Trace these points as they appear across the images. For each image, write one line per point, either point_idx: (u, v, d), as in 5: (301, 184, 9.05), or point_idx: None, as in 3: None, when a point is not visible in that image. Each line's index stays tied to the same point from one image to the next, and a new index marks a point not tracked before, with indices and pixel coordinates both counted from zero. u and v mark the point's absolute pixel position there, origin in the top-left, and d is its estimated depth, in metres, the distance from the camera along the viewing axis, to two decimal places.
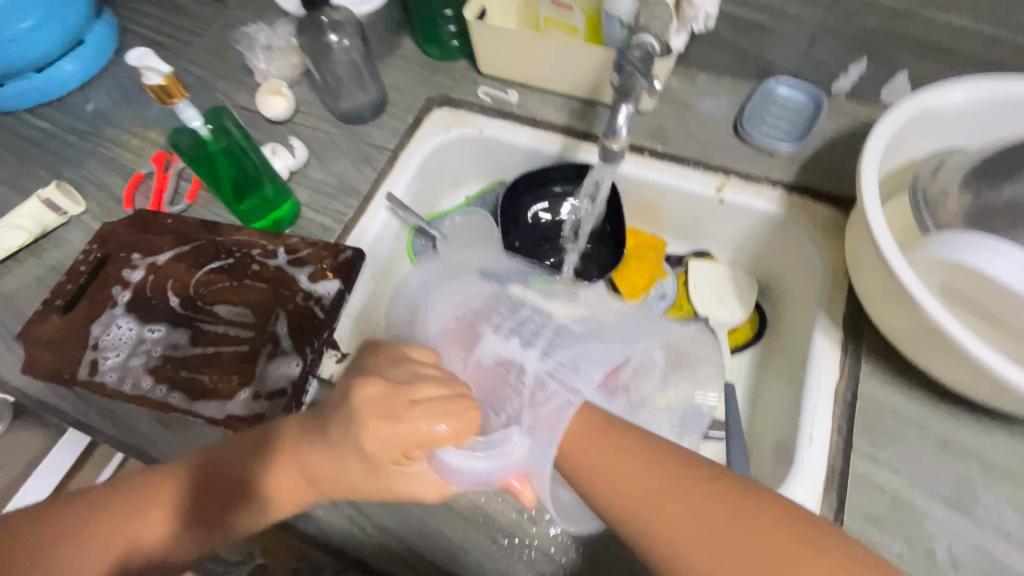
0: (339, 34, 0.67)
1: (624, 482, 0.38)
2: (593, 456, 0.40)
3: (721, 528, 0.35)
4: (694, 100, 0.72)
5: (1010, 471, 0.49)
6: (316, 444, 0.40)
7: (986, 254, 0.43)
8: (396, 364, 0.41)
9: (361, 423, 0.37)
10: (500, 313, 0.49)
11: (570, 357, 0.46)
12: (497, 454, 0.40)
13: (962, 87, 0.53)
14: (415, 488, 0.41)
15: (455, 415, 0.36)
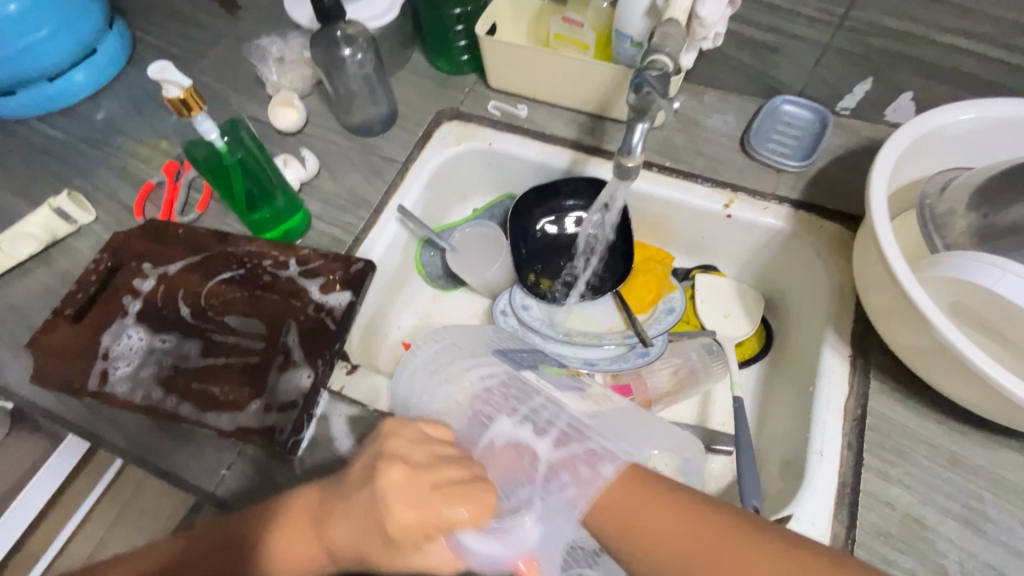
0: (352, 48, 0.68)
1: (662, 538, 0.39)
2: (634, 514, 0.41)
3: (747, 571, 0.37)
4: (701, 116, 0.73)
5: (1021, 489, 0.48)
6: (338, 518, 0.42)
7: (997, 273, 0.43)
8: (416, 443, 0.42)
9: (387, 509, 0.38)
10: (511, 398, 0.48)
11: (582, 451, 0.44)
12: (510, 539, 0.40)
13: (970, 108, 0.54)
14: (422, 562, 0.40)
15: (472, 502, 0.39)
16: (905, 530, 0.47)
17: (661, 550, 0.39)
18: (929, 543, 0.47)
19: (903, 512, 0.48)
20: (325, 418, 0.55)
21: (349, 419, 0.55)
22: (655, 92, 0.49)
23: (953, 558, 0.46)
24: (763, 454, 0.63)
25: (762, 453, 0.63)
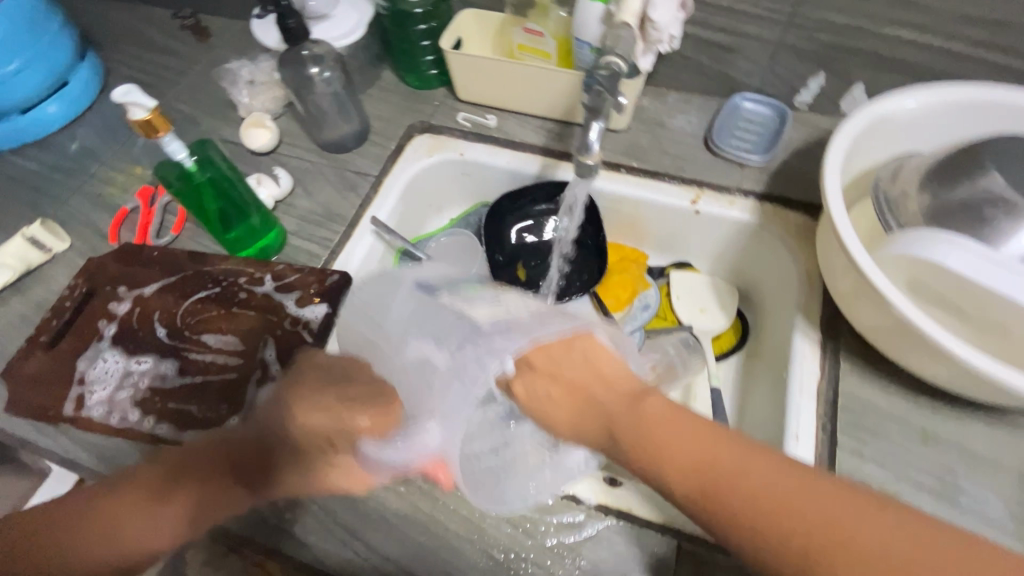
0: (320, 67, 0.70)
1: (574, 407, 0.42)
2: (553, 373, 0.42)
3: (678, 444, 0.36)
4: (665, 117, 0.75)
5: (991, 459, 0.50)
6: (283, 421, 0.43)
7: (944, 248, 0.45)
8: (327, 370, 0.44)
9: (297, 413, 0.42)
10: (426, 326, 0.45)
11: (465, 357, 0.41)
12: (414, 447, 0.40)
13: (912, 96, 0.56)
14: (344, 481, 0.44)
15: (376, 413, 0.41)
16: None
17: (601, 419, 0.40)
18: None
19: (879, 488, 0.49)
20: None
21: None
22: (608, 93, 0.52)
23: None
24: None
25: None
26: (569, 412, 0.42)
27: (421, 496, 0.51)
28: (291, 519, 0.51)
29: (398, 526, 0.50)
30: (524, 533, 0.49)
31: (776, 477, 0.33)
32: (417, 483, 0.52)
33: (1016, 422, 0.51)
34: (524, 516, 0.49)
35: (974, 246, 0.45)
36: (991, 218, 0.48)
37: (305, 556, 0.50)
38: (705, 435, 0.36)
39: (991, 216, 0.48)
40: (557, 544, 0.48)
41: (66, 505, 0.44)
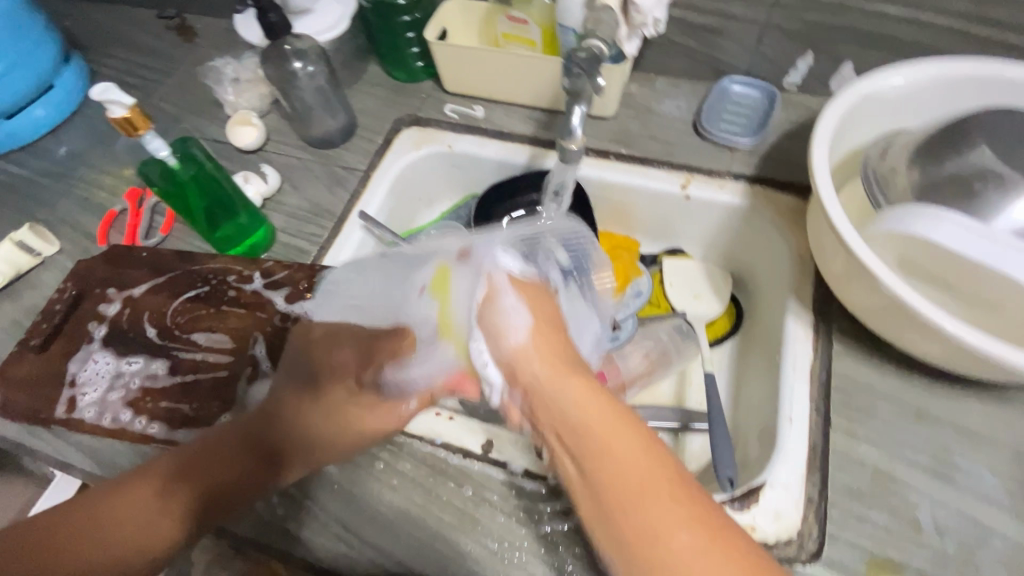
0: (303, 61, 0.69)
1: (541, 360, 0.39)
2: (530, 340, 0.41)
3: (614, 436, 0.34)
4: (654, 103, 0.75)
5: (985, 435, 0.49)
6: (303, 369, 0.51)
7: (933, 223, 0.45)
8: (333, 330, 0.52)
9: (316, 354, 0.52)
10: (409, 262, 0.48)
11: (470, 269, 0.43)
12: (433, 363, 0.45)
13: (899, 72, 0.56)
14: (368, 426, 0.50)
15: (396, 342, 0.47)
16: (876, 486, 0.48)
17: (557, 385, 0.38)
18: (899, 496, 0.47)
19: (873, 468, 0.48)
20: None
21: None
22: (586, 77, 0.51)
23: (924, 508, 0.46)
24: (739, 429, 0.63)
25: (740, 426, 0.63)
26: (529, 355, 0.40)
27: (415, 488, 0.51)
28: (285, 514, 0.51)
29: (391, 519, 0.50)
30: (518, 522, 0.49)
31: (642, 469, 0.32)
32: (410, 475, 0.52)
33: (1011, 398, 0.51)
34: (518, 505, 0.49)
35: (964, 219, 0.44)
36: (980, 192, 0.47)
37: (299, 551, 0.50)
38: (623, 423, 0.34)
39: (981, 190, 0.47)
40: (553, 531, 0.48)
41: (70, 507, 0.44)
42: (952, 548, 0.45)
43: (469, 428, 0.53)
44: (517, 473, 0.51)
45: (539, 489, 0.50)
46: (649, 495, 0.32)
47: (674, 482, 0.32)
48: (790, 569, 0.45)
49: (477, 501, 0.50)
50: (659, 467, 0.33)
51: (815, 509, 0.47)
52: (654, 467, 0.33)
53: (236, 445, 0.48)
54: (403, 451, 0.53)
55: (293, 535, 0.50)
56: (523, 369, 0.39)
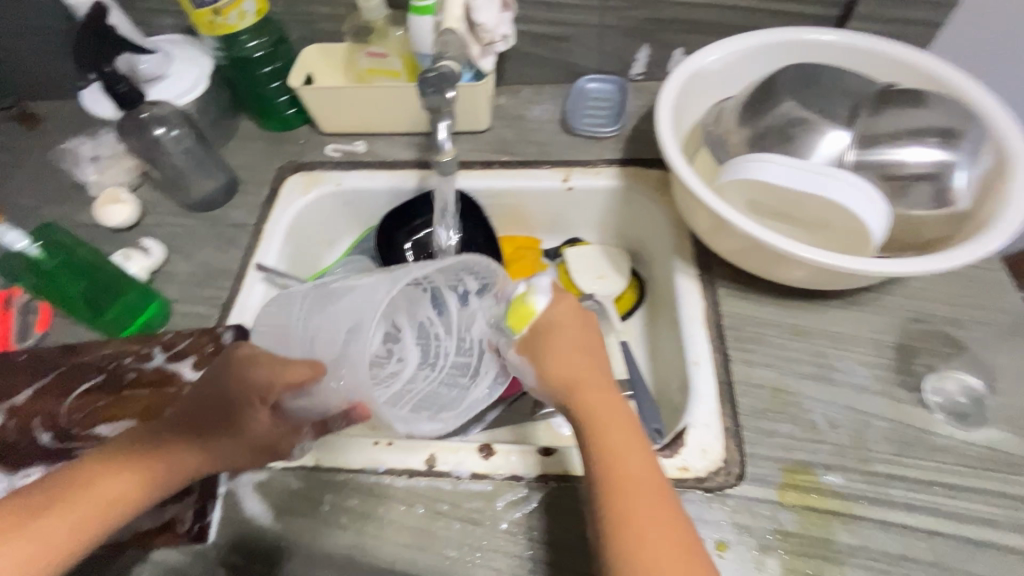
0: (166, 126, 0.68)
1: (621, 456, 0.43)
2: (612, 427, 0.45)
3: (670, 544, 0.39)
4: (524, 110, 0.80)
5: (850, 336, 0.57)
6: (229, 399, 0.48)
7: (766, 169, 0.52)
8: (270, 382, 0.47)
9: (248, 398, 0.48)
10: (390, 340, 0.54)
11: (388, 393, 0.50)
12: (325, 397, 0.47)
13: (714, 50, 0.64)
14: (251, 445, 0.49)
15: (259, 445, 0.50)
16: (777, 401, 0.54)
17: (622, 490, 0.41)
18: (797, 406, 0.53)
19: (771, 387, 0.55)
20: (231, 494, 0.52)
21: (257, 485, 0.52)
22: (436, 92, 0.55)
23: (818, 410, 0.53)
24: (661, 386, 0.68)
25: (661, 381, 0.69)
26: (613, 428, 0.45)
27: (366, 521, 0.50)
28: None
29: (347, 557, 0.49)
30: (475, 523, 0.50)
31: None
32: (359, 509, 0.51)
33: (862, 301, 0.59)
34: (471, 508, 0.50)
35: (788, 161, 0.52)
36: (796, 134, 0.56)
37: None
38: (679, 534, 0.40)
39: (795, 134, 0.56)
40: (509, 524, 0.49)
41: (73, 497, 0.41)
42: (847, 437, 0.52)
43: (409, 448, 0.53)
44: (464, 477, 0.52)
45: (487, 488, 0.51)
46: (654, 521, 0.40)
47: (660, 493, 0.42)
48: (723, 494, 0.49)
49: (431, 516, 0.50)
50: (651, 493, 0.41)
51: (732, 436, 0.52)
52: (656, 501, 0.41)
53: (226, 437, 0.48)
54: (348, 487, 0.52)
55: None
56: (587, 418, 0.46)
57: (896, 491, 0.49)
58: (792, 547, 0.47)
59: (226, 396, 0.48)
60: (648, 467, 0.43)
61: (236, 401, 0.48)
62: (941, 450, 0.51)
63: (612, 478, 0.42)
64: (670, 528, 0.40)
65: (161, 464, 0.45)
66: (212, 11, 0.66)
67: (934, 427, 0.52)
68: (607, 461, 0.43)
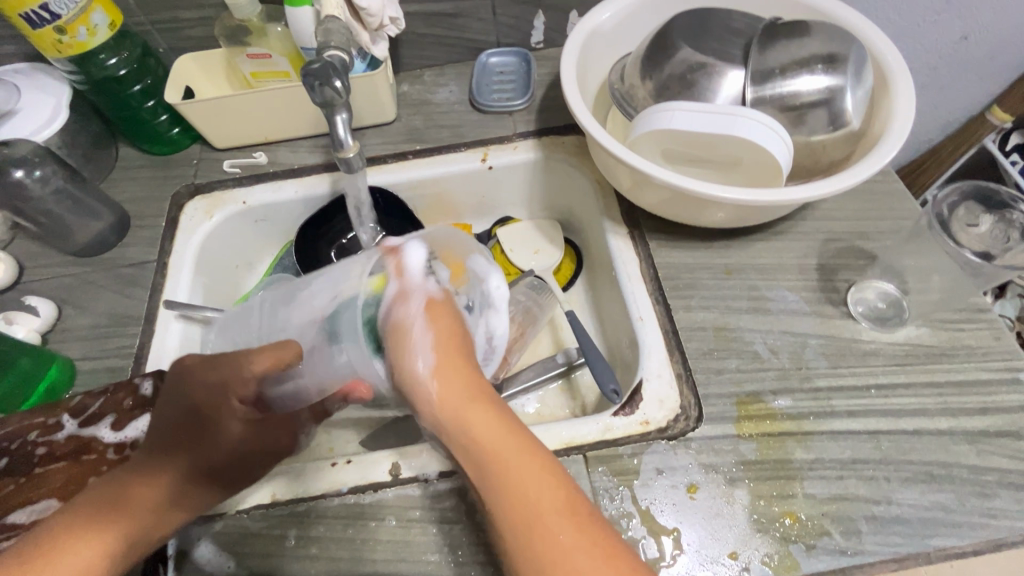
0: (26, 167, 0.60)
1: (484, 439, 0.39)
2: (467, 411, 0.40)
3: (555, 511, 0.36)
4: (430, 95, 0.77)
5: (776, 265, 0.60)
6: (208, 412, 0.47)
7: (674, 117, 0.53)
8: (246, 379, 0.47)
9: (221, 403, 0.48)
10: None
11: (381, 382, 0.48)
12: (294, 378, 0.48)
13: (606, 6, 0.64)
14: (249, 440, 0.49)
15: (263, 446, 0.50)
16: (722, 340, 0.56)
17: (492, 477, 0.38)
18: (740, 340, 0.55)
19: (714, 328, 0.56)
20: (183, 553, 0.48)
21: (211, 536, 0.48)
22: (325, 84, 0.50)
23: (760, 341, 0.55)
24: (612, 347, 0.69)
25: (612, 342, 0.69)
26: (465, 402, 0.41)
27: (337, 545, 0.48)
28: None
29: None
30: (452, 521, 0.48)
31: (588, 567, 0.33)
32: (328, 535, 0.48)
33: (781, 230, 0.62)
34: (445, 507, 0.49)
35: (692, 107, 0.53)
36: (695, 80, 0.57)
37: None
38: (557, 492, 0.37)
39: (695, 79, 0.57)
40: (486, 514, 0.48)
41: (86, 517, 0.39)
42: (788, 360, 0.54)
43: (370, 461, 0.51)
44: (432, 478, 0.50)
45: (457, 483, 0.50)
46: (568, 544, 0.34)
47: (573, 509, 0.36)
48: (686, 438, 0.51)
49: (405, 525, 0.48)
50: (543, 482, 0.37)
51: (686, 382, 0.54)
52: (568, 521, 0.35)
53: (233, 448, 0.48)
54: (312, 516, 0.49)
55: None
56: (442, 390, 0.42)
57: (839, 401, 0.52)
58: (756, 474, 0.49)
59: (190, 407, 0.47)
60: (505, 438, 0.39)
61: (209, 408, 0.48)
62: (871, 355, 0.54)
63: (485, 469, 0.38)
64: (552, 493, 0.36)
65: (139, 493, 0.42)
66: (55, 30, 0.58)
67: (862, 335, 0.55)
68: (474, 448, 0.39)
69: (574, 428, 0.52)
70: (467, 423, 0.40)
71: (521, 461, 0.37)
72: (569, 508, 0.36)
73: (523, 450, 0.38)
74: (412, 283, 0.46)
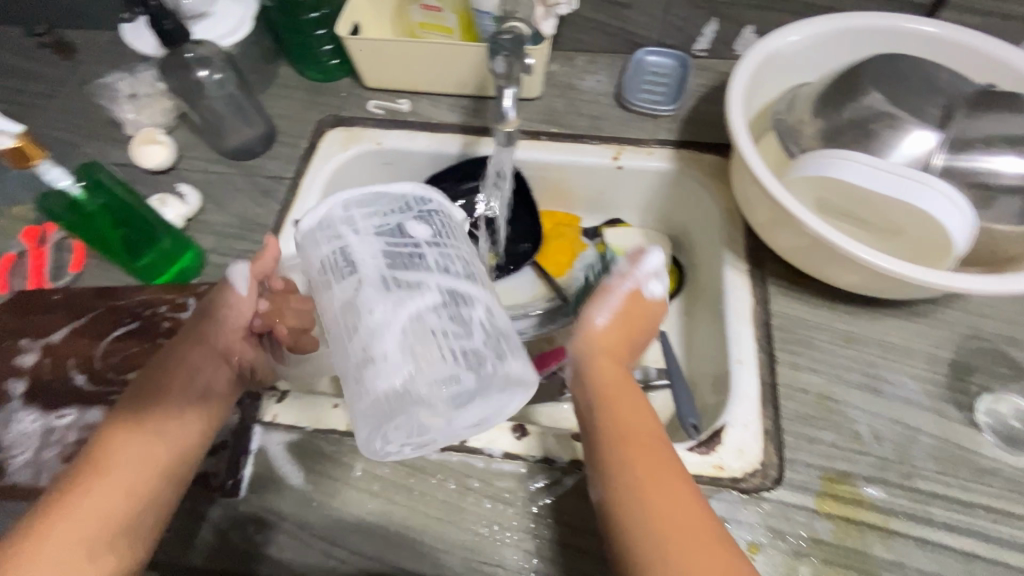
0: (209, 69, 0.65)
1: (617, 401, 0.46)
2: (609, 373, 0.49)
3: (659, 463, 0.42)
4: (577, 79, 0.76)
5: (904, 348, 0.55)
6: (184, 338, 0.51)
7: (844, 165, 0.49)
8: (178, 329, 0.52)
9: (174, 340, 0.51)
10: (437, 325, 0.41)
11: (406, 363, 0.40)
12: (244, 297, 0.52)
13: (794, 30, 0.60)
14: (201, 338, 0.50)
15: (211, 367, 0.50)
16: (822, 408, 0.52)
17: (615, 419, 0.45)
18: (843, 415, 0.52)
19: (817, 394, 0.53)
20: (263, 451, 0.52)
21: (289, 446, 0.53)
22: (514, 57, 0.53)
23: (864, 421, 0.52)
24: (695, 378, 0.67)
25: (695, 374, 0.67)
26: (609, 361, 0.50)
27: (396, 490, 0.50)
28: (263, 542, 0.49)
29: (376, 524, 0.49)
30: (505, 502, 0.50)
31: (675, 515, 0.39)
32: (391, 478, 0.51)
33: (917, 312, 0.57)
34: (504, 487, 0.50)
35: (869, 159, 0.49)
36: (877, 131, 0.52)
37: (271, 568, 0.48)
38: (658, 446, 0.43)
39: (875, 130, 0.52)
40: (538, 508, 0.49)
41: (55, 535, 0.39)
42: (890, 451, 0.50)
43: None
44: (496, 456, 0.51)
45: (519, 468, 0.51)
46: (662, 469, 0.42)
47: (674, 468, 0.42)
48: (759, 496, 0.49)
49: (462, 492, 0.50)
50: (648, 438, 0.44)
51: (773, 439, 0.51)
52: (658, 462, 0.42)
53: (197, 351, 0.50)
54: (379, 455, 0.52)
55: (261, 553, 0.49)
56: (600, 346, 0.52)
57: (938, 511, 0.48)
58: (825, 555, 0.46)
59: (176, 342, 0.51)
60: (630, 404, 0.46)
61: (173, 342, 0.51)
62: (987, 473, 0.49)
63: (603, 409, 0.46)
64: (654, 450, 0.43)
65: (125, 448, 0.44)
66: None
67: (983, 448, 0.50)
68: (605, 385, 0.48)
69: None
70: (604, 373, 0.49)
71: (640, 418, 0.45)
72: (668, 465, 0.42)
73: (642, 413, 0.46)
74: (641, 276, 0.55)
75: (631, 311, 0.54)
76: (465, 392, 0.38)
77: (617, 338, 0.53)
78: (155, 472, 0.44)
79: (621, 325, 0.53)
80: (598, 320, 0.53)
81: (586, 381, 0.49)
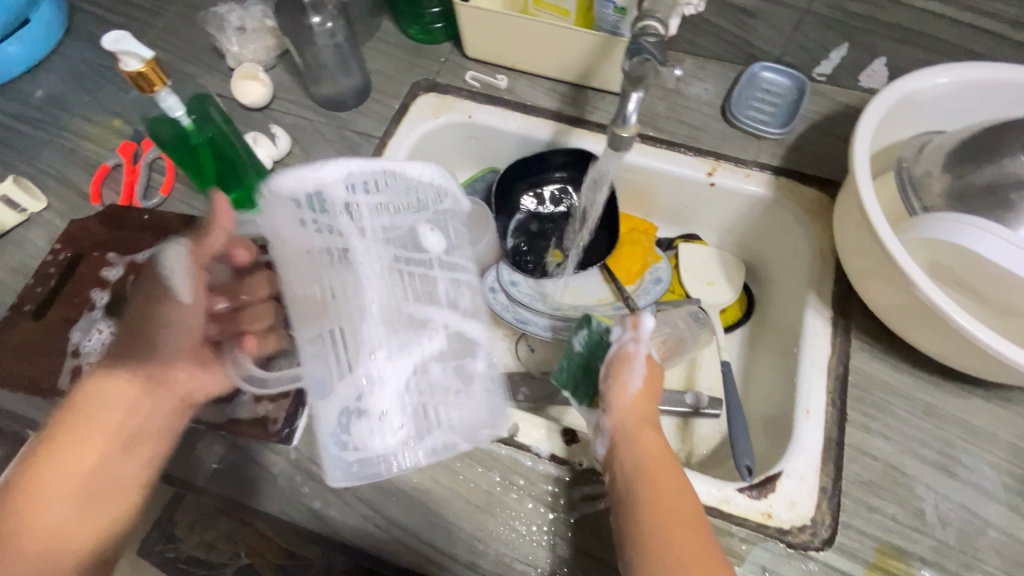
0: (321, 16, 0.65)
1: (657, 479, 0.44)
2: (648, 446, 0.47)
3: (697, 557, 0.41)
4: (683, 84, 0.73)
5: (986, 433, 0.52)
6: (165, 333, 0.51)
7: (975, 233, 0.46)
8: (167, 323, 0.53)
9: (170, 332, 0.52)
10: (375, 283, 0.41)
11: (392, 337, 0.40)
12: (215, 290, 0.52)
13: (940, 74, 0.55)
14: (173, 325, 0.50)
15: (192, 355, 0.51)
16: (887, 478, 0.50)
17: (655, 502, 0.43)
18: (909, 489, 0.50)
19: (884, 462, 0.51)
20: None
21: None
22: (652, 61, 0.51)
23: (930, 500, 0.49)
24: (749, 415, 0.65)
25: (749, 410, 0.66)
26: (646, 434, 0.48)
27: (441, 470, 0.51)
28: (308, 493, 0.51)
29: (416, 499, 0.50)
30: (545, 505, 0.50)
31: None
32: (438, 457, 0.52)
33: (1010, 397, 0.54)
34: (547, 489, 0.50)
35: (1006, 233, 0.45)
36: (1015, 201, 0.48)
37: (311, 518, 0.50)
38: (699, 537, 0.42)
39: (1013, 200, 0.48)
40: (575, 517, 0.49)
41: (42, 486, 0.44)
42: (953, 537, 0.48)
43: None
44: (543, 456, 0.51)
45: (563, 475, 0.50)
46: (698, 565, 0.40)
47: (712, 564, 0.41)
48: (805, 554, 0.47)
49: (505, 486, 0.50)
50: (686, 525, 0.42)
51: (829, 498, 0.49)
52: (697, 550, 0.41)
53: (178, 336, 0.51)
54: None
55: (303, 503, 0.51)
56: (627, 414, 0.49)
57: None
58: None
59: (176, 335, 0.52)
60: (670, 484, 0.44)
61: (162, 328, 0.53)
62: None
63: (641, 491, 0.44)
64: (695, 542, 0.41)
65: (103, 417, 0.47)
66: None
67: None
68: (639, 463, 0.46)
69: (693, 482, 0.50)
70: (639, 447, 0.47)
71: (681, 503, 0.43)
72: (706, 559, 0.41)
73: (684, 495, 0.44)
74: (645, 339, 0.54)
75: (654, 380, 0.52)
76: (463, 395, 0.41)
77: (647, 404, 0.50)
78: (101, 451, 0.47)
79: (648, 395, 0.51)
80: (630, 385, 0.50)
81: (618, 457, 0.47)
